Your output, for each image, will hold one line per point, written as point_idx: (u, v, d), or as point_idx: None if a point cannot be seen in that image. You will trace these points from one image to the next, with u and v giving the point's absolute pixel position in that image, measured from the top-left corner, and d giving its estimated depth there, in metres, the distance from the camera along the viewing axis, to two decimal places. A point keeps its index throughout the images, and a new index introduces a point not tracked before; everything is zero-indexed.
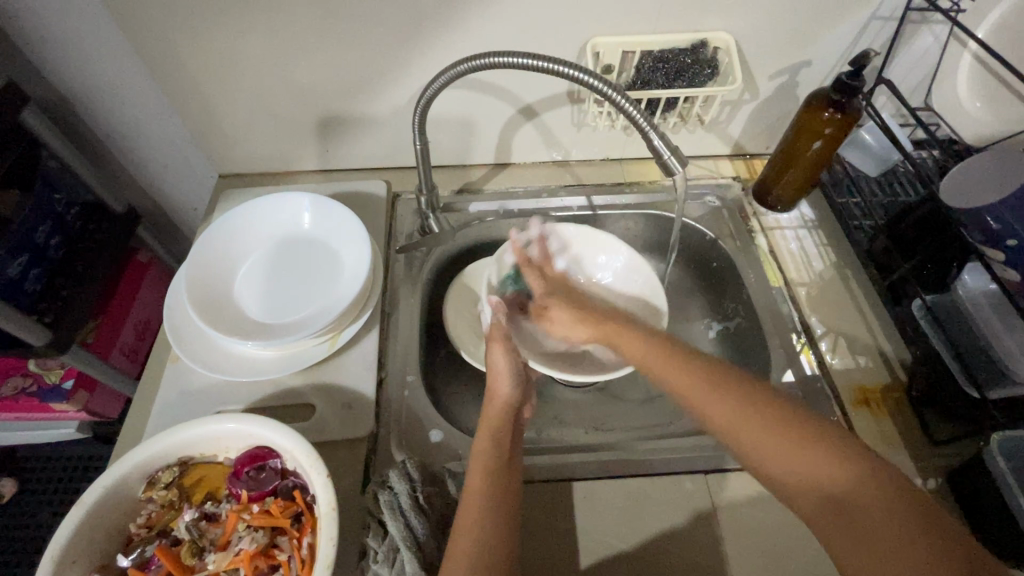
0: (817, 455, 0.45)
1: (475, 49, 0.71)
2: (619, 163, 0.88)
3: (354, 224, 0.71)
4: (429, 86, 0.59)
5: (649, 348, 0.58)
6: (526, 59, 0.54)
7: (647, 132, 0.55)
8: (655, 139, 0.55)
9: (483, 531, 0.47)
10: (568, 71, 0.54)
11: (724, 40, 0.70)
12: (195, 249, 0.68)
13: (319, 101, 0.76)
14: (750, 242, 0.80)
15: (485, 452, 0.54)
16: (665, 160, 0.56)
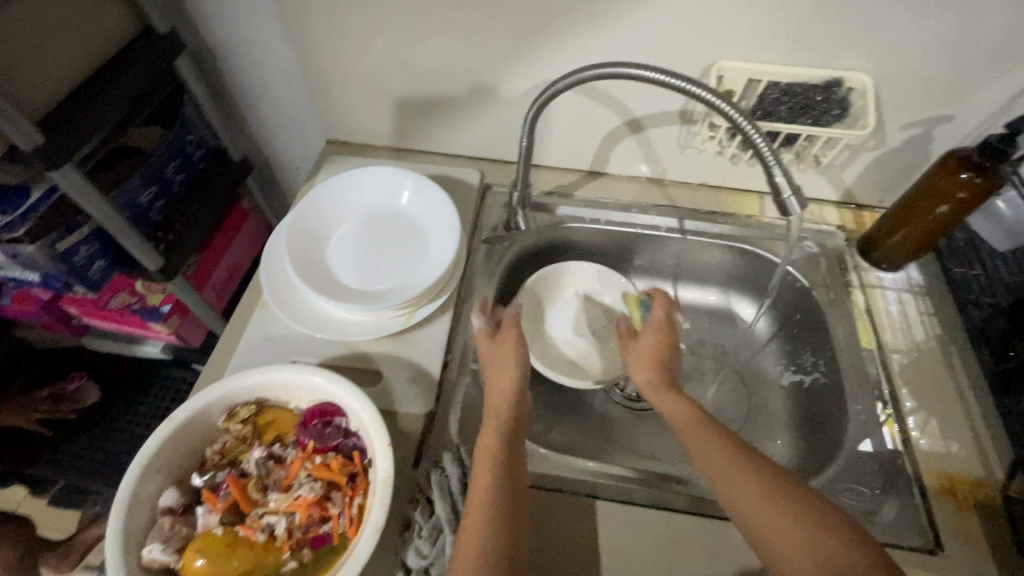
0: (810, 523, 0.45)
1: (599, 56, 0.71)
2: (717, 191, 0.85)
3: (447, 208, 0.73)
4: (554, 86, 0.60)
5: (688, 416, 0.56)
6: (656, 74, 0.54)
7: (770, 166, 0.53)
8: (777, 175, 0.53)
9: (489, 524, 0.47)
10: (699, 92, 0.54)
11: (861, 82, 0.66)
12: (299, 207, 0.72)
13: (434, 84, 0.78)
14: (845, 296, 0.75)
15: (487, 457, 0.52)
16: (783, 200, 0.54)
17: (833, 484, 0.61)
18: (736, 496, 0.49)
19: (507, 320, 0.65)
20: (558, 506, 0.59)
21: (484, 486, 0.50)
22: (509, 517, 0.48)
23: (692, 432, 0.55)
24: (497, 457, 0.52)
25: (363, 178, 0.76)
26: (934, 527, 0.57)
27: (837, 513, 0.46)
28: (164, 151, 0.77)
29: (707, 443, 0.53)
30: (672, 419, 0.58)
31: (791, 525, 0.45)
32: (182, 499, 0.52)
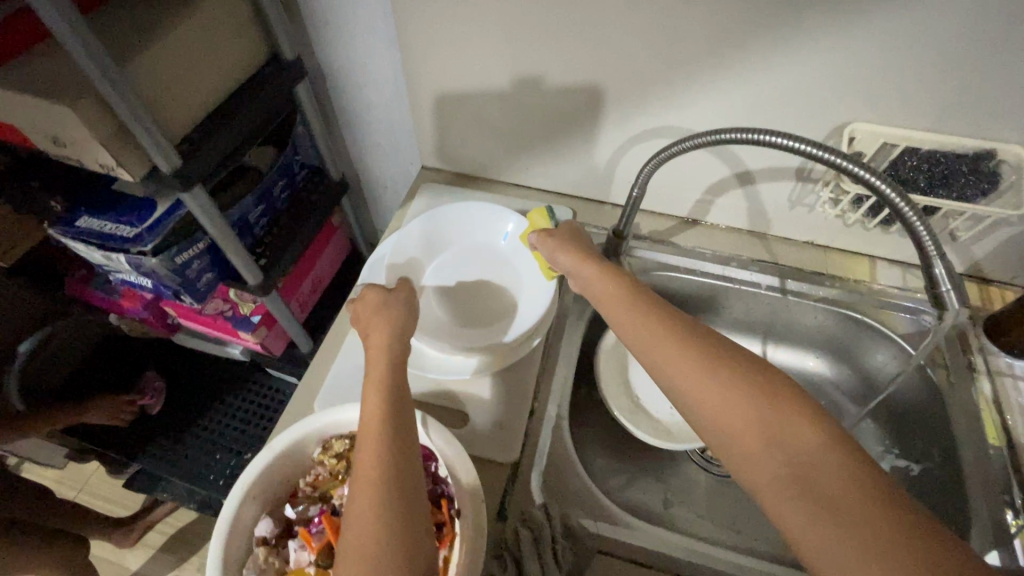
0: (766, 403, 0.43)
1: (717, 108, 0.68)
2: (823, 251, 0.81)
3: None
4: (690, 142, 0.58)
5: (639, 305, 0.53)
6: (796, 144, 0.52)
7: (930, 258, 0.55)
8: (938, 268, 0.56)
9: (380, 473, 0.43)
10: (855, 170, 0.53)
11: (1016, 154, 0.60)
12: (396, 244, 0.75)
13: (536, 122, 0.78)
14: (969, 381, 0.68)
15: (380, 392, 0.48)
16: (941, 293, 0.57)
17: None
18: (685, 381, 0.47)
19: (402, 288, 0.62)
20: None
21: (369, 435, 0.45)
22: (397, 453, 0.44)
23: (641, 315, 0.52)
24: (386, 392, 0.48)
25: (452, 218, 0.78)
26: None
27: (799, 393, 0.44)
28: (275, 170, 0.80)
29: (654, 330, 0.51)
30: (617, 312, 0.55)
31: (744, 405, 0.43)
32: (274, 530, 0.52)
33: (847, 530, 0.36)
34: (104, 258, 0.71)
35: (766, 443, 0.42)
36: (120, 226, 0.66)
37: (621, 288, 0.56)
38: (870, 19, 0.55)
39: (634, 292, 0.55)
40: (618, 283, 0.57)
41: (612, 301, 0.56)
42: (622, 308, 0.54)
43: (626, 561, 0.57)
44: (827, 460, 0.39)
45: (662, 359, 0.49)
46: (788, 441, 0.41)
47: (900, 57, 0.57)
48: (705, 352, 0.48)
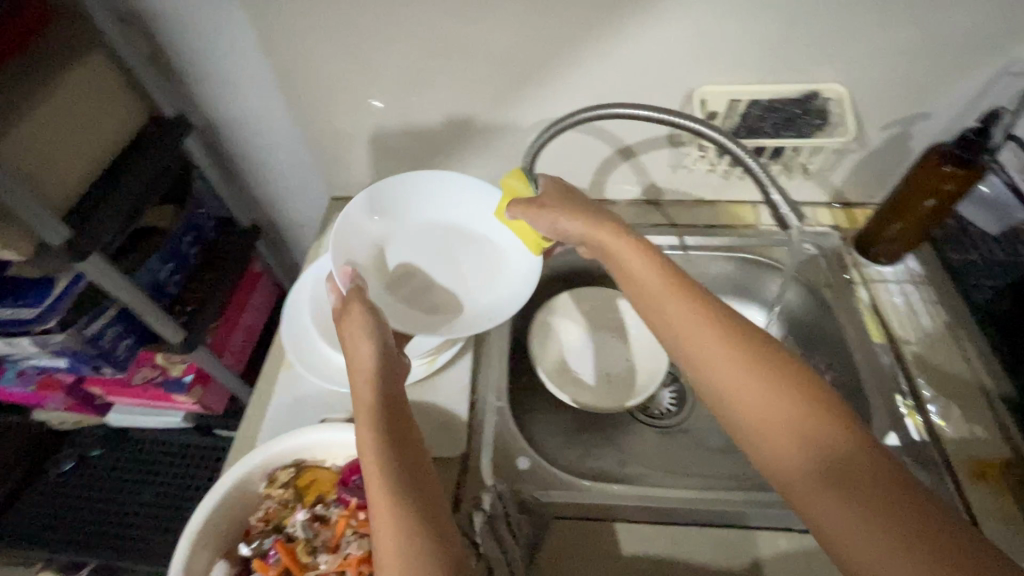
0: (795, 403, 0.44)
1: (586, 94, 0.74)
2: (711, 206, 0.89)
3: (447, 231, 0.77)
4: (541, 137, 0.65)
5: (665, 288, 0.54)
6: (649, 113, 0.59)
7: (767, 190, 0.63)
8: (775, 195, 0.62)
9: (405, 540, 0.40)
10: (690, 124, 0.60)
11: (836, 91, 0.69)
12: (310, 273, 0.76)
13: (428, 136, 0.81)
14: (849, 293, 0.77)
15: (376, 446, 0.46)
16: (782, 215, 0.63)
17: None
18: (718, 371, 0.48)
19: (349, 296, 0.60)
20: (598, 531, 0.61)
21: (379, 494, 0.43)
22: (418, 510, 0.43)
23: (670, 303, 0.53)
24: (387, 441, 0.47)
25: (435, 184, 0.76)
26: (973, 513, 0.58)
27: (829, 392, 0.45)
28: (180, 226, 0.82)
29: (687, 315, 0.51)
30: (648, 299, 0.55)
31: (774, 399, 0.45)
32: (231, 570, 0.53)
33: (875, 525, 0.38)
34: (8, 347, 0.69)
35: (801, 442, 0.43)
36: (20, 309, 0.66)
37: (647, 266, 0.56)
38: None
39: (658, 270, 0.55)
40: (640, 258, 0.57)
41: (638, 284, 0.56)
42: (648, 293, 0.55)
43: (570, 517, 0.61)
44: (860, 461, 0.41)
45: (693, 348, 0.50)
46: (817, 439, 0.43)
47: (723, 25, 0.65)
48: (738, 344, 0.49)
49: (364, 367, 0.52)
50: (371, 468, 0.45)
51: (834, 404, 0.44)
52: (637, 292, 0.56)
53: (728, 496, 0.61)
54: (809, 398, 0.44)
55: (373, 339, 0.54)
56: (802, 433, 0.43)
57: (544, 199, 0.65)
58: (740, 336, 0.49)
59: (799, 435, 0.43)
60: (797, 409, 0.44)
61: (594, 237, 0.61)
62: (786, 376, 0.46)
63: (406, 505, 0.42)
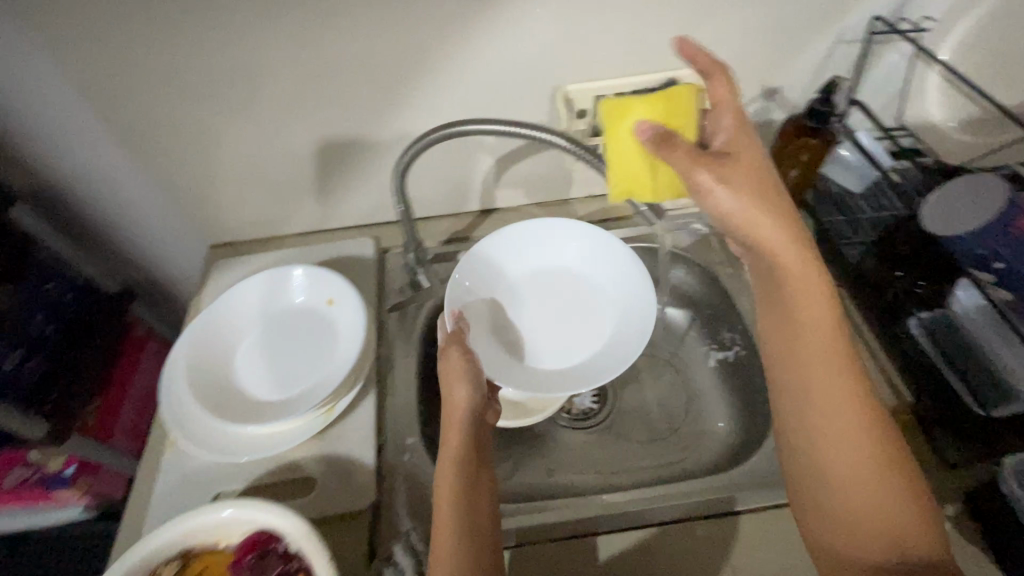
0: (889, 481, 0.46)
1: (452, 108, 0.72)
2: (604, 200, 0.90)
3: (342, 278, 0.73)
4: (403, 156, 0.61)
5: (814, 312, 0.50)
6: (499, 130, 0.57)
7: None
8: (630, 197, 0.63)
9: None
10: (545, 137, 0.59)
11: (693, 77, 0.71)
12: (193, 338, 0.69)
13: (299, 169, 0.77)
14: (739, 268, 0.80)
15: (450, 496, 0.49)
16: None
17: None
18: (830, 423, 0.49)
19: (449, 336, 0.64)
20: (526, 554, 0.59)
21: (444, 542, 0.46)
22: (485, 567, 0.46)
23: (807, 309, 0.51)
24: (463, 476, 0.51)
25: (524, 240, 0.77)
26: None
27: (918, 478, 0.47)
28: (21, 305, 0.73)
29: (825, 359, 0.50)
30: (778, 334, 0.53)
31: (868, 461, 0.47)
32: None
33: None
34: None
35: (879, 519, 0.46)
36: None
37: (791, 253, 0.51)
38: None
39: (806, 266, 0.51)
40: (772, 241, 0.51)
41: (806, 300, 0.51)
42: (796, 328, 0.51)
43: (532, 544, 0.59)
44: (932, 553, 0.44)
45: (818, 400, 0.49)
46: (894, 521, 0.45)
47: (570, 24, 0.65)
48: (858, 406, 0.48)
49: (459, 414, 0.56)
50: (443, 507, 0.49)
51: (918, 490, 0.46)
52: (789, 303, 0.52)
53: (644, 492, 0.62)
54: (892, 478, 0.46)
55: (470, 387, 0.58)
56: (873, 511, 0.46)
57: (730, 169, 0.51)
58: (859, 395, 0.49)
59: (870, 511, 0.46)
60: (880, 488, 0.46)
61: (752, 211, 0.50)
62: (885, 447, 0.47)
63: (471, 554, 0.46)
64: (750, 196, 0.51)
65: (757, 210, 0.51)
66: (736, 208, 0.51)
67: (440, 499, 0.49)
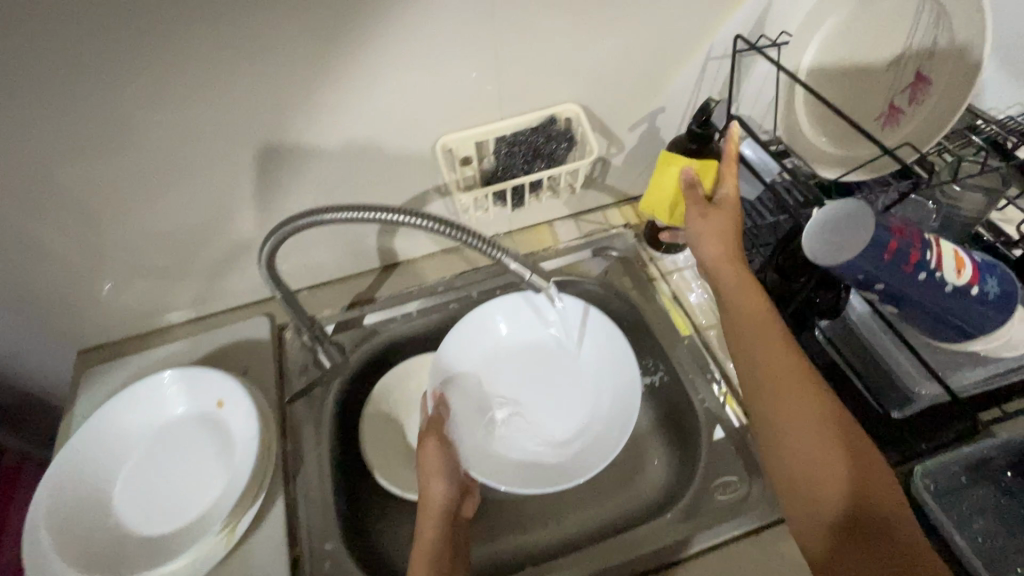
0: (843, 449, 0.51)
1: (322, 176, 0.66)
2: (510, 237, 0.86)
3: (223, 377, 0.65)
4: (264, 247, 0.53)
5: (760, 316, 0.59)
6: (357, 214, 0.50)
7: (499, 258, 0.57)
8: (512, 262, 0.58)
9: None
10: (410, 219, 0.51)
11: (572, 110, 0.67)
12: (47, 487, 0.57)
13: (160, 260, 0.68)
14: (651, 291, 0.79)
15: None
16: (527, 279, 0.59)
17: (705, 485, 0.63)
18: (784, 402, 0.54)
19: (430, 423, 0.69)
20: None
21: None
22: None
23: (755, 312, 0.59)
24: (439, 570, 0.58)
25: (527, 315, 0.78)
26: None
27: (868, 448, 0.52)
28: None
29: (775, 350, 0.57)
30: (734, 324, 0.60)
31: (823, 433, 0.52)
32: None
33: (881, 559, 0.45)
34: None
35: (834, 483, 0.50)
36: None
37: (731, 257, 0.62)
38: (391, 58, 0.56)
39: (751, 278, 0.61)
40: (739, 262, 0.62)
41: (748, 301, 0.60)
42: (747, 322, 0.59)
43: None
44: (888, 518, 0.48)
45: (773, 383, 0.56)
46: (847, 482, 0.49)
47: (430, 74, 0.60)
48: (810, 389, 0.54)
49: (437, 508, 0.63)
50: None
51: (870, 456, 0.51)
52: (737, 303, 0.60)
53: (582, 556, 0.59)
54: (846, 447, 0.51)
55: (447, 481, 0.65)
56: (829, 476, 0.50)
57: (713, 212, 0.63)
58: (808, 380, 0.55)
59: (825, 475, 0.50)
60: (834, 454, 0.51)
61: (714, 242, 0.62)
62: (839, 422, 0.52)
63: None
64: (730, 230, 0.62)
65: (713, 232, 0.62)
66: (714, 237, 0.62)
67: None
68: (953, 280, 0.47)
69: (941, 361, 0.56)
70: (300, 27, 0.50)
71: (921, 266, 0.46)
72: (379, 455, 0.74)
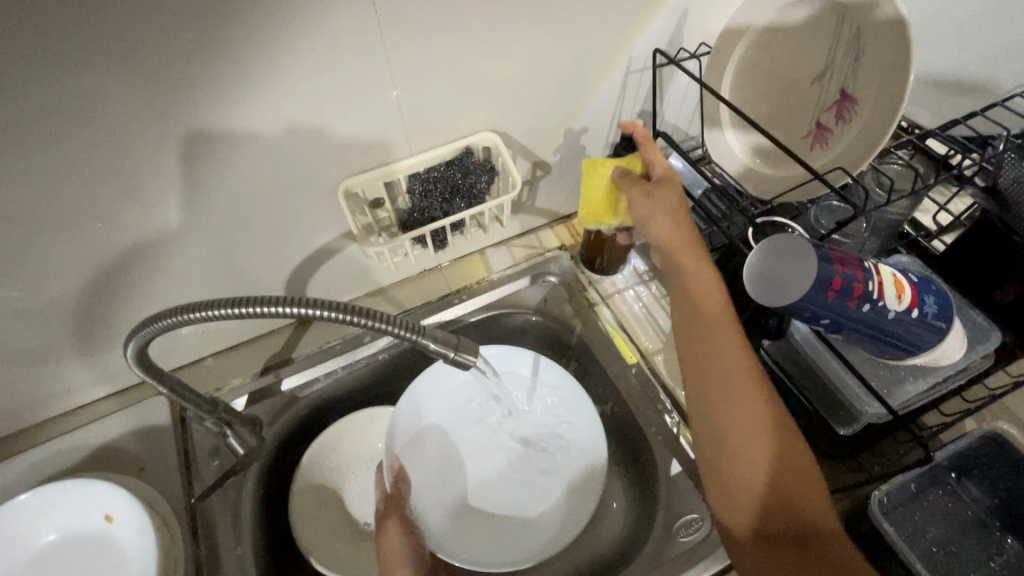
0: (786, 458, 0.47)
1: (204, 237, 0.56)
2: (440, 270, 0.79)
3: (103, 493, 0.55)
4: (125, 350, 0.43)
5: (710, 302, 0.53)
6: (231, 311, 0.41)
7: (418, 339, 0.49)
8: (432, 343, 0.50)
9: None
10: (308, 309, 0.43)
11: (490, 138, 0.61)
12: None
13: (11, 356, 0.56)
14: (594, 317, 0.75)
15: None
16: (455, 357, 0.51)
17: (668, 527, 0.60)
18: (728, 402, 0.49)
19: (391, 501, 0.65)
20: None
21: None
22: None
23: (707, 300, 0.53)
24: None
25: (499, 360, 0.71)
26: None
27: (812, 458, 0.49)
28: None
29: (726, 345, 0.51)
30: (681, 313, 0.55)
31: (766, 439, 0.48)
32: None
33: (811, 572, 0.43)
34: None
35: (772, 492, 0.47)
36: None
37: (680, 236, 0.54)
38: (262, 103, 0.47)
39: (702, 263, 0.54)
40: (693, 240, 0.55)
41: (697, 288, 0.54)
42: (693, 314, 0.54)
43: None
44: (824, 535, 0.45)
45: (720, 380, 0.50)
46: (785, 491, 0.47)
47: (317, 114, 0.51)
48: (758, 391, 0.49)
49: None
50: None
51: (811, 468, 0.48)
52: (682, 289, 0.55)
53: None
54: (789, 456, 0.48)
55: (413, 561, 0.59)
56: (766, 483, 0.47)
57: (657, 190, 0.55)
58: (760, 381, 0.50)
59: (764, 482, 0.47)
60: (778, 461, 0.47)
61: (667, 211, 0.54)
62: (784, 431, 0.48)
63: None
64: (679, 213, 0.55)
65: (663, 207, 0.54)
66: (662, 215, 0.54)
67: None
68: (896, 307, 0.46)
69: (884, 379, 0.55)
70: (133, 81, 0.40)
71: (864, 298, 0.44)
72: (315, 536, 0.66)
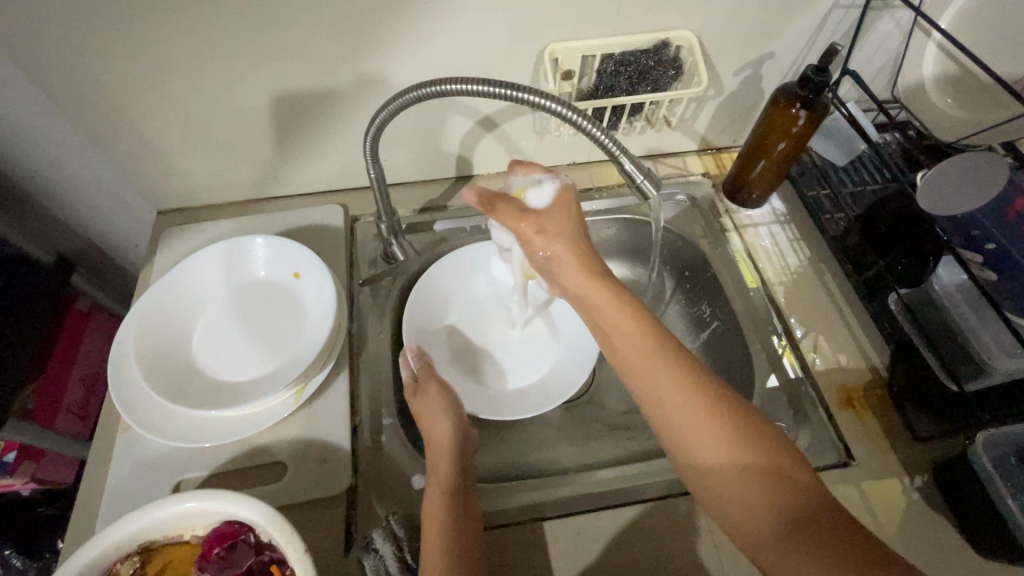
0: (759, 453, 0.44)
1: (427, 66, 0.66)
2: (586, 168, 0.86)
3: (300, 251, 0.67)
4: (379, 115, 0.54)
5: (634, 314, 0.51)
6: (477, 90, 0.50)
7: (616, 157, 0.55)
8: (626, 164, 0.55)
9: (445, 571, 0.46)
10: (536, 98, 0.51)
11: (687, 38, 0.66)
12: (139, 322, 0.61)
13: (256, 128, 0.69)
14: (724, 241, 0.78)
15: (438, 518, 0.50)
16: (639, 184, 0.57)
17: None
18: (685, 413, 0.46)
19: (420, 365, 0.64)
20: (494, 543, 0.56)
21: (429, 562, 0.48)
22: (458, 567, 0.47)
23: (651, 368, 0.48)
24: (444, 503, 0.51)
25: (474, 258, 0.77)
26: (844, 443, 0.62)
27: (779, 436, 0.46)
28: None
29: (666, 366, 0.48)
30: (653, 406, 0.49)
31: (731, 435, 0.45)
32: None
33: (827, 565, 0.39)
34: None
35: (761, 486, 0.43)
36: None
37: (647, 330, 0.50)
38: None
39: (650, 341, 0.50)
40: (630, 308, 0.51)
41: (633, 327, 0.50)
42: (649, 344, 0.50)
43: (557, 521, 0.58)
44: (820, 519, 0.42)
45: (668, 396, 0.47)
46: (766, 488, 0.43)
47: None
48: (704, 391, 0.47)
49: (443, 444, 0.57)
50: (431, 522, 0.50)
51: (778, 453, 0.45)
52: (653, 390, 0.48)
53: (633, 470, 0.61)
54: (755, 443, 0.45)
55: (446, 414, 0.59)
56: (749, 479, 0.44)
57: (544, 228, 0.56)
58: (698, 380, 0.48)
59: (747, 477, 0.44)
60: (750, 457, 0.44)
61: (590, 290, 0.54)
62: (732, 419, 0.46)
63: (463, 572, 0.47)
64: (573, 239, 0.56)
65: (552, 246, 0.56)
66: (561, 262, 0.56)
67: (426, 517, 0.51)
68: None
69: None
70: None
71: None
72: None
